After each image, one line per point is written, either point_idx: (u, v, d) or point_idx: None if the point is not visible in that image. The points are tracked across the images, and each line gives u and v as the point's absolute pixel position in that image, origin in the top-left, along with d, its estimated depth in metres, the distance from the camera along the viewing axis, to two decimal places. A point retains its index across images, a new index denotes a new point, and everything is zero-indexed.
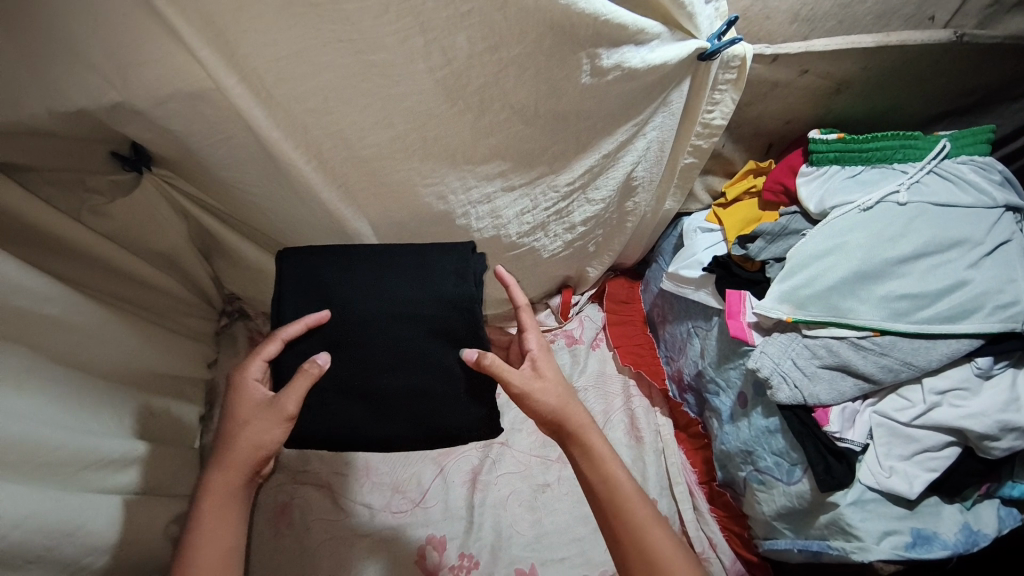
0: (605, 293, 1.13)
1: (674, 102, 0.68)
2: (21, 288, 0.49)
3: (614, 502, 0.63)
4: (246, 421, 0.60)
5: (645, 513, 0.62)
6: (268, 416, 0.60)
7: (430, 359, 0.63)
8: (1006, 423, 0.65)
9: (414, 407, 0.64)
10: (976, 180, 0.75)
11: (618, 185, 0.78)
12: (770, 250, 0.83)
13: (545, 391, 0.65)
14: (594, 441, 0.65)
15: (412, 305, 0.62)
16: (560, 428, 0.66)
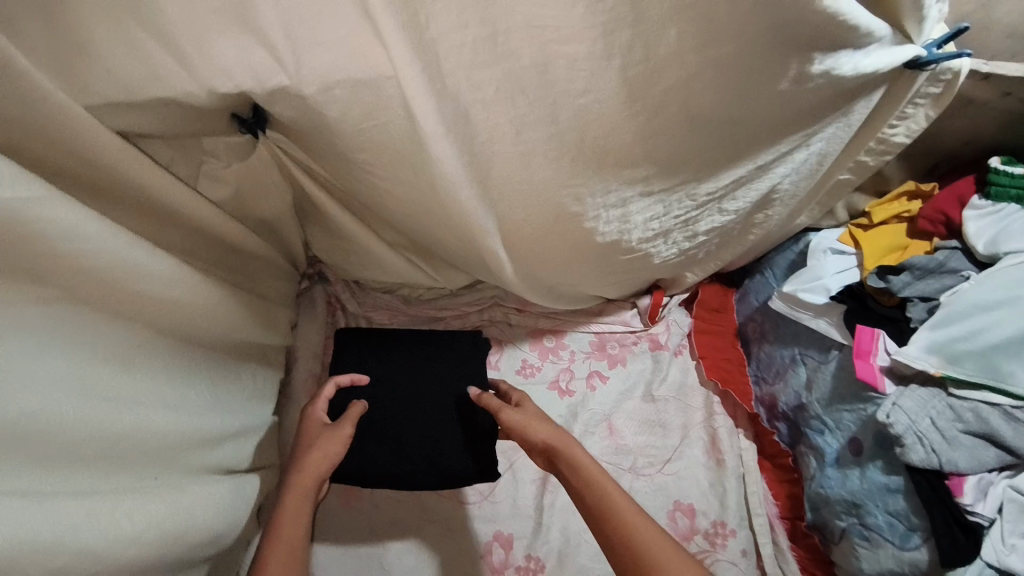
0: (696, 298, 1.05)
1: (856, 113, 0.58)
2: (148, 276, 0.46)
3: (608, 513, 0.60)
4: (310, 445, 0.69)
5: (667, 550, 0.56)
6: (331, 438, 0.69)
7: (443, 410, 0.78)
8: None
9: (428, 450, 0.76)
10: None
11: (758, 198, 0.69)
12: (916, 286, 0.73)
13: (525, 415, 0.69)
14: (580, 457, 0.65)
15: (432, 356, 0.82)
16: (550, 452, 0.67)
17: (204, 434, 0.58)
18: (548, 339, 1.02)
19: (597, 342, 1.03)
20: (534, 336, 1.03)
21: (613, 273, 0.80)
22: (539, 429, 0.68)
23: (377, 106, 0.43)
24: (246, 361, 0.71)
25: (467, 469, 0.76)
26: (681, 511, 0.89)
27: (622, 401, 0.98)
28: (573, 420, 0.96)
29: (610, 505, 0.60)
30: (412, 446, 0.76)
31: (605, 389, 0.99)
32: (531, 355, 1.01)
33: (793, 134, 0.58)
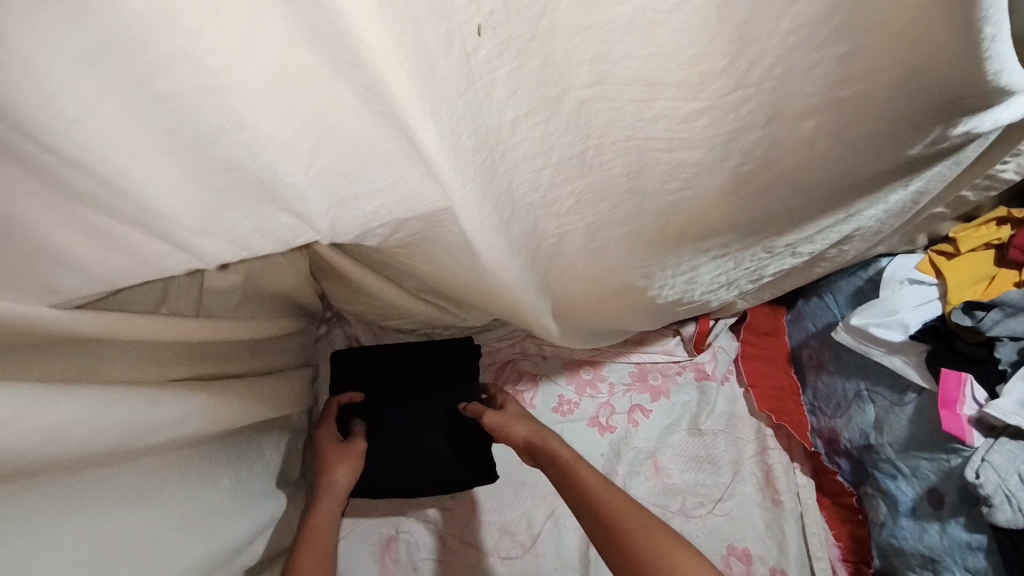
0: (743, 321, 0.98)
1: (968, 152, 0.49)
2: (155, 424, 0.39)
3: (579, 490, 0.64)
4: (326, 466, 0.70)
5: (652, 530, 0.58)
6: (348, 456, 0.72)
7: (439, 424, 0.77)
8: None
9: (429, 462, 0.76)
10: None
11: (840, 237, 0.61)
12: (1008, 325, 0.65)
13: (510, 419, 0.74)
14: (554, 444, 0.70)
15: (427, 371, 0.79)
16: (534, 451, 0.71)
17: (231, 543, 0.53)
18: (585, 370, 0.96)
19: (638, 372, 0.96)
20: (570, 369, 0.96)
21: (666, 318, 0.73)
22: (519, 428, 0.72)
23: (427, 213, 0.35)
24: (260, 434, 0.65)
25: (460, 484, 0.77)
26: (737, 557, 0.84)
27: (667, 436, 0.92)
28: (616, 461, 0.90)
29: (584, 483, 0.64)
30: (410, 463, 0.76)
31: (649, 424, 0.93)
32: (567, 390, 0.95)
33: (899, 179, 0.49)
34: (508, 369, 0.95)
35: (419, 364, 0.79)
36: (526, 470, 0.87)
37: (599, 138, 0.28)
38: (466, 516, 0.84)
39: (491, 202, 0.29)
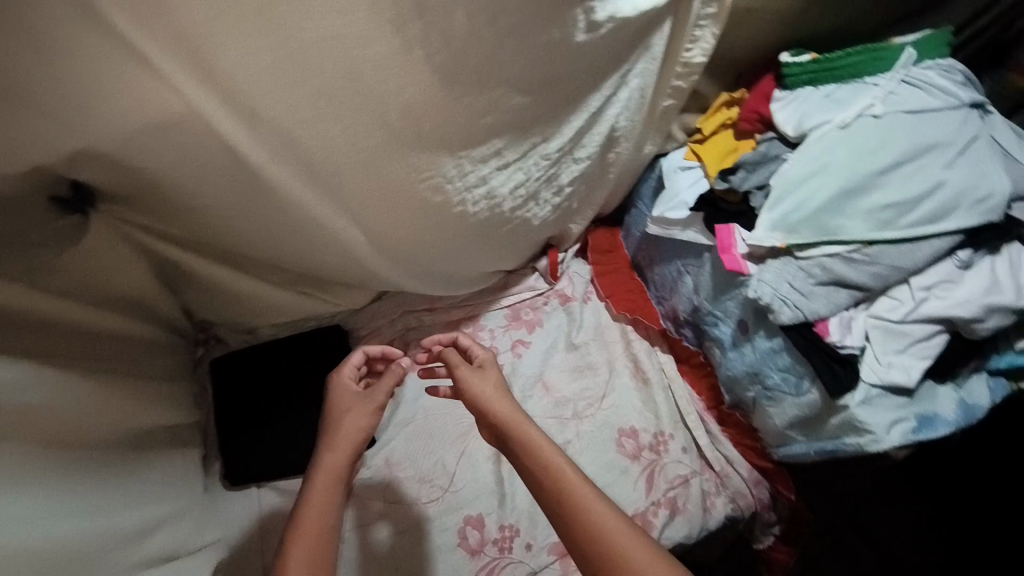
0: (587, 246, 1.14)
1: (655, 45, 0.68)
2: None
3: (563, 495, 0.65)
4: (337, 423, 0.72)
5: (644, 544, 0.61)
6: (360, 412, 0.73)
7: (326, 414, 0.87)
8: (988, 305, 0.71)
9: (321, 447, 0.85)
10: (930, 74, 0.77)
11: (606, 136, 0.75)
12: (753, 178, 0.84)
13: (482, 385, 0.75)
14: (530, 434, 0.70)
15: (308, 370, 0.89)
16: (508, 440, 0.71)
17: (123, 530, 0.60)
18: (466, 325, 1.08)
19: (511, 313, 1.08)
20: (451, 328, 1.08)
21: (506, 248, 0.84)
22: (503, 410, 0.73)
23: (176, 123, 0.48)
24: (150, 444, 0.70)
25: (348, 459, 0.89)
26: (625, 436, 0.98)
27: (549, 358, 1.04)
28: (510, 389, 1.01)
29: (567, 490, 0.65)
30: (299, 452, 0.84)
31: (531, 353, 1.05)
32: None
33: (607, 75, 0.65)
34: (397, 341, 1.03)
35: (300, 365, 0.89)
36: (431, 424, 0.95)
37: (297, 51, 0.44)
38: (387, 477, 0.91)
39: (221, 100, 0.46)
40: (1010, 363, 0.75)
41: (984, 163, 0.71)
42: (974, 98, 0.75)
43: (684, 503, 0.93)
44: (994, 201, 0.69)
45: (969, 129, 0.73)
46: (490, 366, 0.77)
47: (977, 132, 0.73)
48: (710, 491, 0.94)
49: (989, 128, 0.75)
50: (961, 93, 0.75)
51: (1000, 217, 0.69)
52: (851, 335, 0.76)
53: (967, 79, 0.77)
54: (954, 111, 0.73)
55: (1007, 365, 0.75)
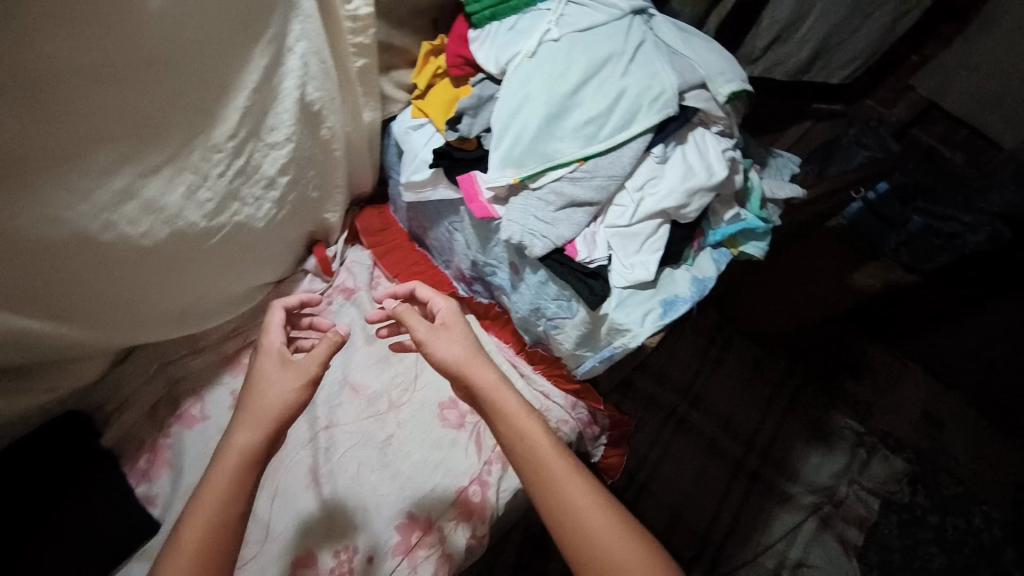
0: (359, 232, 1.06)
1: (303, 1, 0.60)
2: None
3: (543, 480, 0.66)
4: (266, 382, 0.69)
5: (589, 498, 0.65)
6: (297, 370, 0.70)
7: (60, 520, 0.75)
8: (689, 189, 0.80)
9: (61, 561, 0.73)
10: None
11: (298, 114, 0.68)
12: (477, 123, 0.83)
13: (450, 340, 0.77)
14: (504, 400, 0.72)
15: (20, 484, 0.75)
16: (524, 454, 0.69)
17: None
18: (244, 356, 0.95)
19: None
20: (228, 363, 0.94)
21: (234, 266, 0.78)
22: (481, 379, 0.73)
23: None
24: None
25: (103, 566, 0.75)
26: (448, 407, 0.98)
27: (350, 357, 1.00)
28: (313, 404, 0.94)
29: (535, 451, 0.68)
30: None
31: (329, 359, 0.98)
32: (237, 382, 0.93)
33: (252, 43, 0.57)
34: (161, 404, 0.90)
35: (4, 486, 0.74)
36: None
37: None
38: None
39: None
40: (721, 234, 0.88)
41: (652, 63, 0.78)
42: (634, 3, 0.80)
43: None
44: (666, 97, 0.76)
45: (634, 34, 0.79)
46: (452, 320, 0.80)
47: (642, 36, 0.79)
48: None
49: (652, 30, 0.81)
50: (623, 0, 0.80)
51: (675, 109, 0.77)
52: (591, 249, 0.82)
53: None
54: (619, 19, 0.78)
55: (719, 237, 0.88)
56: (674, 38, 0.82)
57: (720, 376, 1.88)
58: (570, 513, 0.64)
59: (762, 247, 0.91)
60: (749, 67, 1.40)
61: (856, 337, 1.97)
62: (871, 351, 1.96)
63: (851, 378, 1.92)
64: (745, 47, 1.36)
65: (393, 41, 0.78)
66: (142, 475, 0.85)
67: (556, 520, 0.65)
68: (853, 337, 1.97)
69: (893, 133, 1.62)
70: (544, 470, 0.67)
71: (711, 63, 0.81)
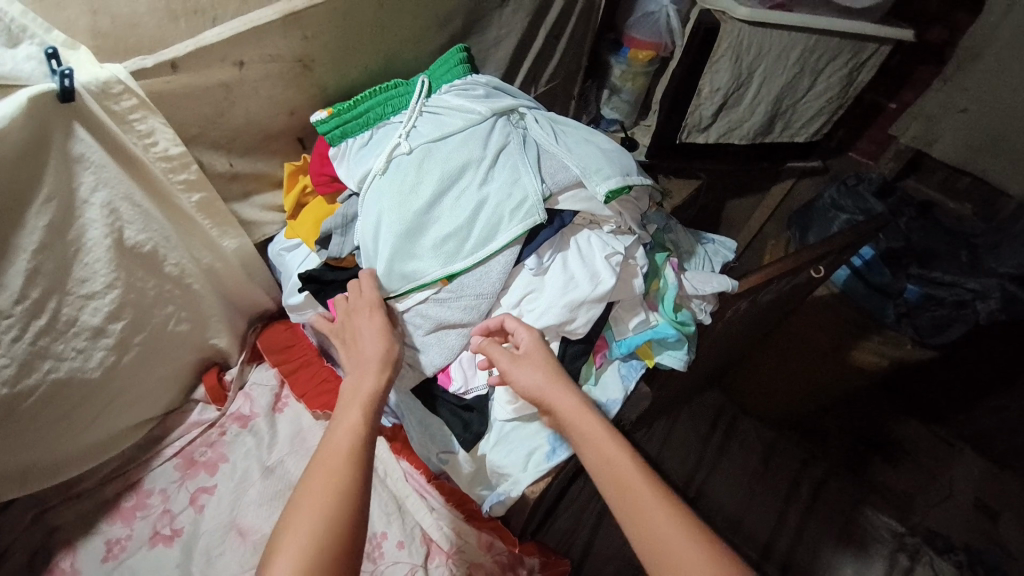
0: (261, 350, 0.97)
1: (88, 154, 0.57)
2: None
3: (642, 514, 0.51)
4: (361, 354, 0.65)
5: (674, 523, 0.50)
6: (382, 337, 0.66)
7: None
8: (572, 302, 0.69)
9: None
10: (450, 95, 0.77)
11: (118, 260, 0.65)
12: (349, 241, 0.74)
13: (525, 369, 0.64)
14: (591, 424, 0.59)
15: None
16: (623, 479, 0.54)
17: None
18: (126, 499, 0.86)
19: (183, 461, 0.90)
20: (107, 510, 0.85)
21: (83, 421, 0.73)
22: (563, 402, 0.61)
23: None
24: None
25: None
26: None
27: (241, 493, 0.87)
28: (189, 557, 0.81)
29: (618, 470, 0.55)
30: None
31: (216, 499, 0.87)
32: (114, 529, 0.83)
33: (27, 207, 0.54)
34: (43, 552, 0.80)
35: None
36: None
37: None
38: None
39: None
40: (626, 347, 0.76)
41: (515, 168, 0.71)
42: (494, 106, 0.75)
43: None
44: (531, 202, 0.68)
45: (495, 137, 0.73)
46: (532, 344, 0.66)
47: (504, 139, 0.73)
48: None
49: (519, 131, 0.76)
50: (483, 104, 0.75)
51: (543, 217, 0.68)
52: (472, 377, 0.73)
53: (487, 91, 0.78)
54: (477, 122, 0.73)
55: (625, 350, 0.76)
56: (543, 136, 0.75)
57: (724, 468, 1.55)
58: (642, 539, 0.51)
59: (681, 357, 0.78)
60: (701, 136, 1.26)
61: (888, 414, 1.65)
62: (905, 428, 1.64)
63: (883, 460, 1.59)
64: (692, 115, 1.20)
65: (243, 171, 0.77)
66: None
67: (645, 553, 0.50)
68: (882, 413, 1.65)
69: (875, 190, 1.49)
70: (630, 489, 0.54)
71: (585, 156, 0.73)
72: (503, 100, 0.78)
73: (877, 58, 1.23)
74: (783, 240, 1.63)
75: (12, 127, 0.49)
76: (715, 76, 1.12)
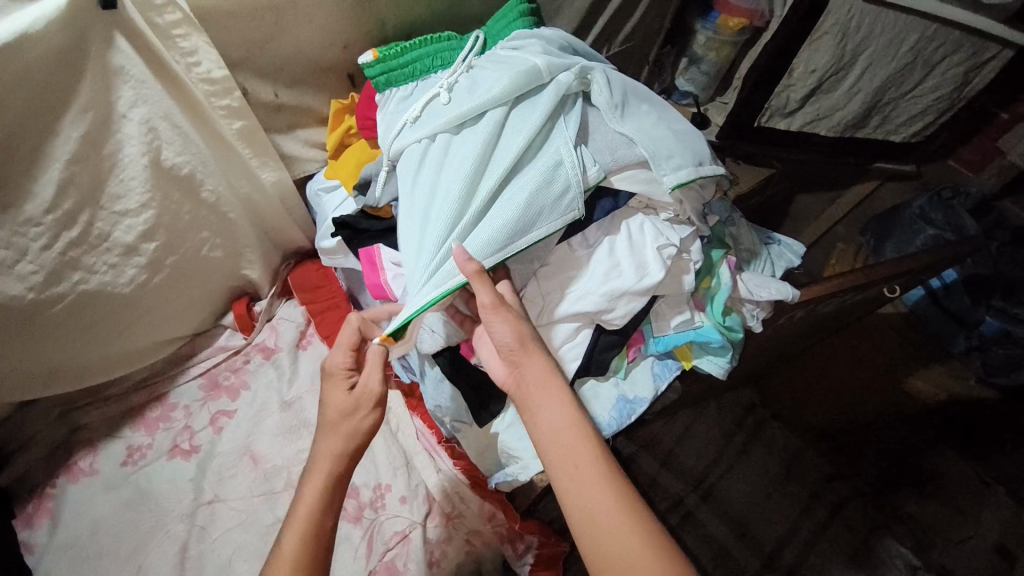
0: (292, 286, 0.97)
1: (129, 68, 0.55)
2: None
3: (585, 498, 0.50)
4: (332, 408, 0.59)
5: (618, 507, 0.49)
6: (354, 398, 0.59)
7: None
8: (611, 292, 0.64)
9: None
10: (511, 48, 0.70)
11: (154, 179, 0.64)
12: (388, 191, 0.70)
13: (495, 326, 0.57)
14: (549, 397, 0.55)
15: None
16: (574, 460, 0.52)
17: None
18: (151, 409, 0.89)
19: (208, 382, 0.92)
20: (132, 416, 0.88)
21: (110, 334, 0.74)
22: (532, 367, 0.57)
23: None
24: None
25: None
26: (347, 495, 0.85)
27: (258, 422, 0.89)
28: (202, 475, 0.84)
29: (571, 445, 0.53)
30: None
31: (234, 423, 0.89)
32: (137, 436, 0.87)
33: (62, 113, 0.53)
34: (58, 451, 0.85)
35: None
36: (96, 543, 0.78)
37: None
38: None
39: None
40: (664, 345, 0.72)
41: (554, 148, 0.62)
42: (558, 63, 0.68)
43: (405, 564, 0.81)
44: (570, 195, 0.61)
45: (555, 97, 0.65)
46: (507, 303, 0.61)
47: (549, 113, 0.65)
48: (436, 539, 0.83)
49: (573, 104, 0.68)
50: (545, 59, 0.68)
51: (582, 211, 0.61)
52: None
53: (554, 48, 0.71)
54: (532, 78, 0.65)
55: (662, 348, 0.71)
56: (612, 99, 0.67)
57: (744, 470, 1.43)
58: (584, 520, 0.50)
59: (723, 365, 0.73)
60: (782, 121, 1.14)
61: (927, 443, 1.47)
62: (945, 463, 1.46)
63: (912, 491, 1.42)
64: (777, 96, 1.08)
65: (289, 103, 0.74)
66: (26, 521, 0.80)
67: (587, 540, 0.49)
68: (926, 444, 1.47)
69: (971, 208, 1.36)
70: (582, 465, 0.52)
71: (656, 133, 0.65)
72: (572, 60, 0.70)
73: (997, 62, 1.08)
74: (855, 246, 1.49)
75: (50, 30, 0.48)
76: (812, 56, 1.00)
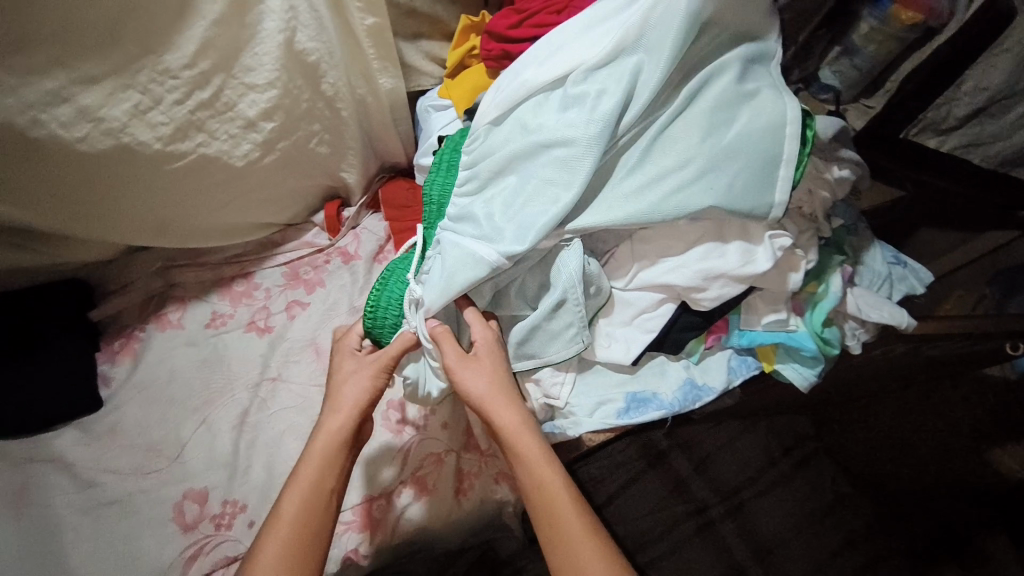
0: (381, 199, 0.98)
1: None
2: None
3: (546, 515, 0.56)
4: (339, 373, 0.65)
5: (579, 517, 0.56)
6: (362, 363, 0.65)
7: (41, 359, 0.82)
8: (707, 271, 0.60)
9: (55, 385, 0.82)
10: (461, 224, 0.62)
11: (283, 60, 0.66)
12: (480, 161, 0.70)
13: (475, 377, 0.60)
14: (519, 437, 0.59)
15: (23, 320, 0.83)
16: (541, 493, 0.57)
17: None
18: (237, 284, 0.95)
19: (290, 272, 0.96)
20: (220, 286, 0.95)
21: (216, 203, 0.78)
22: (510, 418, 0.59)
23: None
24: None
25: (70, 413, 0.83)
26: (392, 407, 0.88)
27: (326, 320, 0.93)
28: (269, 353, 0.89)
29: (556, 510, 0.56)
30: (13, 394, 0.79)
31: (305, 315, 0.93)
32: (221, 305, 0.93)
33: None
34: (153, 301, 0.93)
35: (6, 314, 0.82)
36: (171, 389, 0.86)
37: None
38: (108, 444, 0.82)
39: None
40: (750, 340, 0.66)
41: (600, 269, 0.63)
42: (526, 203, 0.59)
43: (434, 483, 0.83)
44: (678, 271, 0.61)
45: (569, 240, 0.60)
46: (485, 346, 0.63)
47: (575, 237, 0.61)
48: (468, 469, 0.85)
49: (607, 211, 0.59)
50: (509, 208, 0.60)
51: (706, 278, 0.60)
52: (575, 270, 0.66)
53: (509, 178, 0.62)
54: (493, 259, 0.58)
55: (745, 343, 0.66)
56: (617, 205, 0.59)
57: (779, 494, 1.36)
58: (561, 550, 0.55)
59: (808, 376, 0.66)
60: (934, 139, 0.97)
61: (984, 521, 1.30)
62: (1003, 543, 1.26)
63: (955, 567, 1.27)
64: (937, 106, 0.92)
65: (421, 8, 0.73)
66: (111, 355, 0.89)
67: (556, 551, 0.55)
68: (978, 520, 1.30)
69: None
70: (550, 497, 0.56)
71: (680, 198, 0.57)
72: (546, 178, 0.59)
73: None
74: None
75: None
76: (989, 72, 0.85)
